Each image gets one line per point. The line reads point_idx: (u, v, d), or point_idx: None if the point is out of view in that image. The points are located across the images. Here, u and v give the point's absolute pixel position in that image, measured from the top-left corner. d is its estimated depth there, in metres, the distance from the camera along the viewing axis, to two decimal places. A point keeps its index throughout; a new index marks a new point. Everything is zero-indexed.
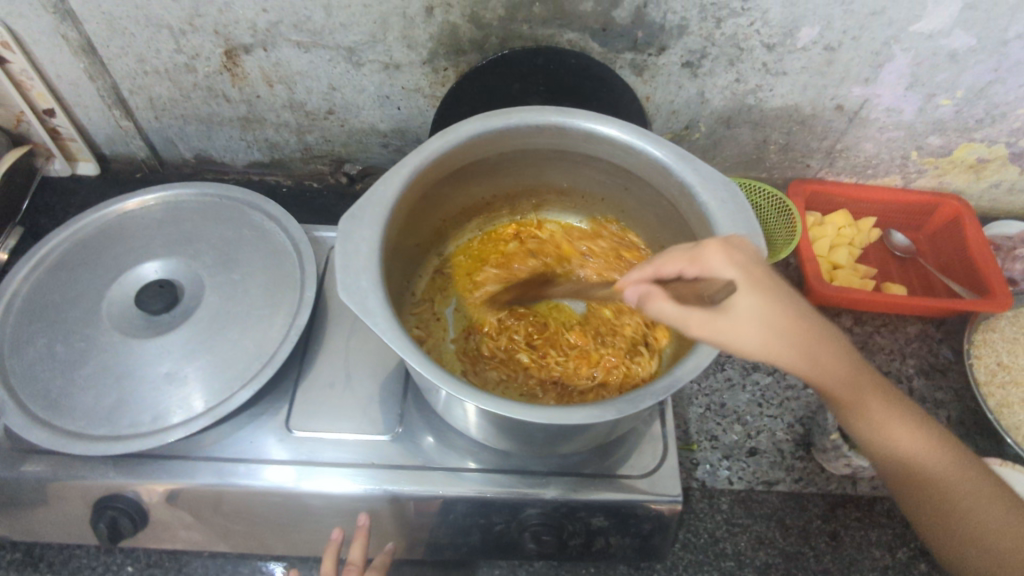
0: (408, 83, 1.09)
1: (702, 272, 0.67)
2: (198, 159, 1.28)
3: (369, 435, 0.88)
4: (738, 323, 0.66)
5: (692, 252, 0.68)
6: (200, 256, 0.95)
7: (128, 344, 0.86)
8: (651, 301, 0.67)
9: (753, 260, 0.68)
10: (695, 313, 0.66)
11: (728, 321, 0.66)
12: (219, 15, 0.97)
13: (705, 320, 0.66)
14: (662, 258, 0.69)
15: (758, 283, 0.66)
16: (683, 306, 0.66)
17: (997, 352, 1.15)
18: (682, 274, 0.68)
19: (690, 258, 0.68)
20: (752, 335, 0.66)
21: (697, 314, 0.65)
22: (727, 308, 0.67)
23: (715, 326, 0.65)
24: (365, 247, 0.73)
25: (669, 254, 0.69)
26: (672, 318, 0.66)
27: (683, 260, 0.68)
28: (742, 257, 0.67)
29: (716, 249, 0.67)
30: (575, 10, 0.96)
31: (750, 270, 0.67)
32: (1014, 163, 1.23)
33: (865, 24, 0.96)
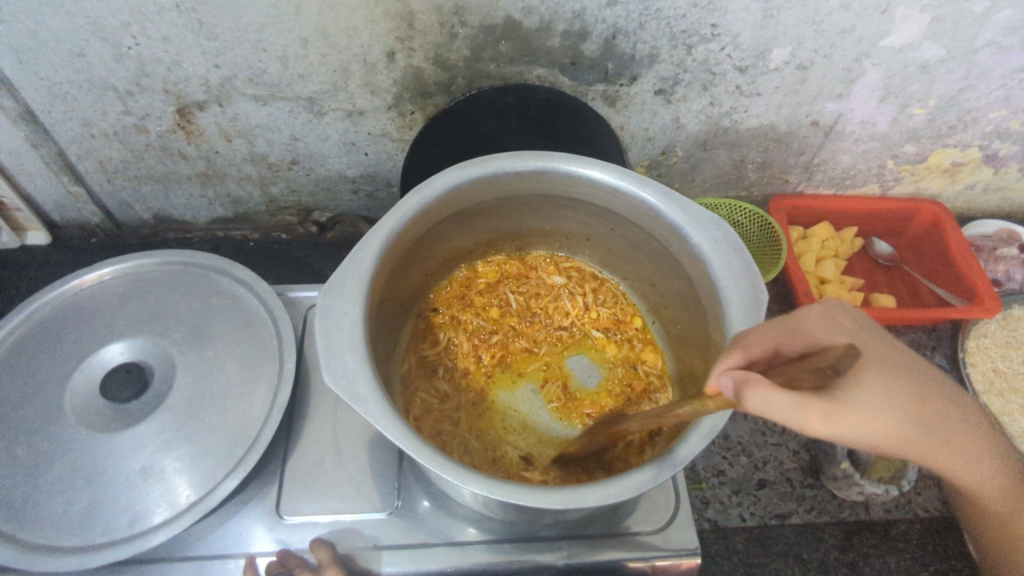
0: (374, 128, 1.04)
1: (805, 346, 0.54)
2: (157, 219, 1.22)
3: (365, 513, 0.83)
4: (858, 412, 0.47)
5: (789, 326, 0.54)
6: (168, 332, 0.89)
7: (95, 439, 0.79)
8: (750, 388, 0.48)
9: (850, 334, 0.54)
10: (818, 404, 0.46)
11: (852, 416, 0.47)
12: (167, 73, 0.92)
13: (824, 414, 0.46)
14: (754, 335, 0.56)
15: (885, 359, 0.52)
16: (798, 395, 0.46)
17: (992, 358, 1.14)
18: (780, 352, 0.54)
19: (788, 332, 0.54)
20: (879, 425, 0.48)
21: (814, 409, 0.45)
22: (849, 393, 0.48)
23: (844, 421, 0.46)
24: (348, 321, 0.68)
25: (760, 330, 0.56)
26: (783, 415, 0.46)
27: (778, 336, 0.54)
28: (847, 326, 0.55)
29: (815, 322, 0.55)
30: (543, 45, 0.93)
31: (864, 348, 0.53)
32: (988, 164, 1.23)
33: (836, 42, 0.95)
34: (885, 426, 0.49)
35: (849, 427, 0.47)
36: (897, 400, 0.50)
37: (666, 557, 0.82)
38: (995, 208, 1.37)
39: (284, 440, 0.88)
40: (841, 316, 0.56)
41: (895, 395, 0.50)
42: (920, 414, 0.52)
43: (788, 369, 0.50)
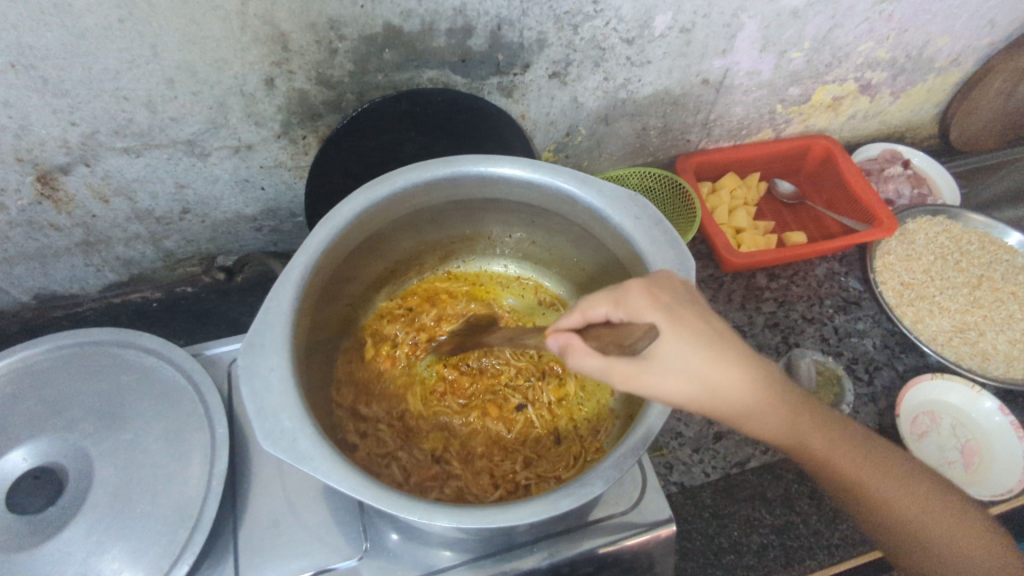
0: (266, 160, 0.98)
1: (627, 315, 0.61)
2: (40, 299, 1.11)
3: (334, 563, 0.78)
4: (670, 372, 0.60)
5: (614, 292, 0.62)
6: (76, 424, 0.80)
7: (11, 560, 0.70)
8: (573, 355, 0.59)
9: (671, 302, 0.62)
10: (621, 369, 0.59)
11: (663, 378, 0.60)
12: (16, 141, 0.82)
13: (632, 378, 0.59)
14: (587, 301, 0.63)
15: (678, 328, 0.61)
16: (607, 356, 0.58)
17: (898, 274, 1.23)
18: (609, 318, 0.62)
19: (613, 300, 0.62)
20: (689, 382, 0.61)
21: (616, 364, 0.58)
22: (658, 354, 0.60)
23: (639, 376, 0.59)
24: (277, 378, 0.63)
25: (592, 298, 0.64)
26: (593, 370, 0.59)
27: (607, 304, 0.62)
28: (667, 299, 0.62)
29: (639, 292, 0.62)
30: (429, 47, 0.89)
31: (672, 317, 0.61)
32: (864, 94, 1.31)
33: (712, 1, 0.96)
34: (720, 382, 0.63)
35: (658, 384, 0.60)
36: (713, 364, 0.62)
37: (642, 533, 0.82)
38: (875, 132, 1.46)
39: (231, 506, 0.81)
40: (657, 287, 0.63)
41: (702, 345, 0.61)
42: (727, 386, 0.63)
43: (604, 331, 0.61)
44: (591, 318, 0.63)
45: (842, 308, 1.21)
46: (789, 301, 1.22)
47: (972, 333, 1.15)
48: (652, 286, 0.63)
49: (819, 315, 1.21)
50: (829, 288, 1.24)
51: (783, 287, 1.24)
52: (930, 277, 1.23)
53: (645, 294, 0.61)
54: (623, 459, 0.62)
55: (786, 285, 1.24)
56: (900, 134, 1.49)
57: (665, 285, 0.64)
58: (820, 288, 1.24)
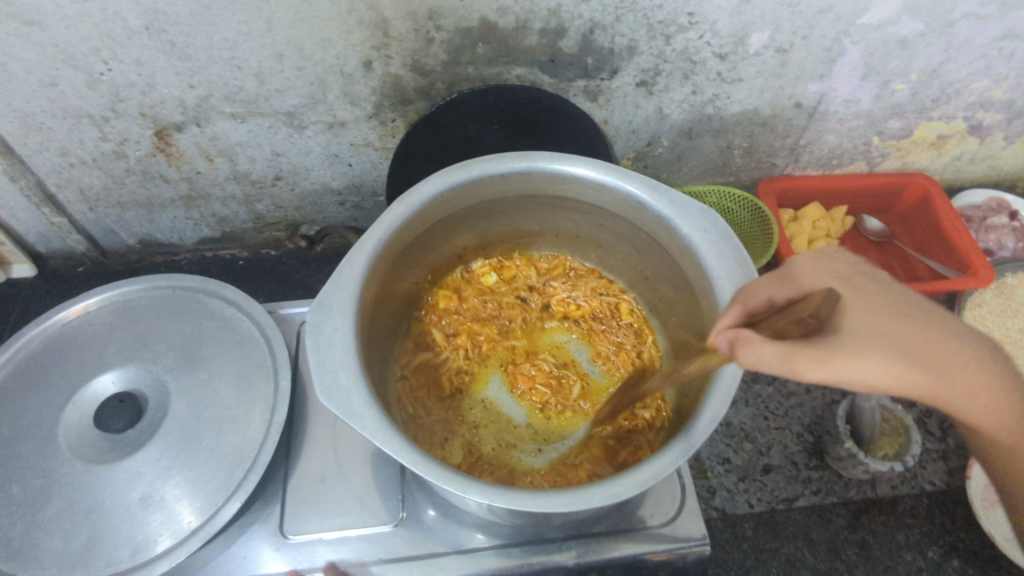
0: (356, 139, 1.03)
1: (796, 293, 0.56)
2: (143, 243, 1.23)
3: (370, 527, 0.81)
4: (855, 352, 0.49)
5: (779, 275, 0.58)
6: (160, 358, 0.86)
7: (92, 471, 0.76)
8: (743, 345, 0.50)
9: (843, 278, 0.57)
10: (809, 351, 0.48)
11: (847, 355, 0.49)
12: (142, 97, 0.91)
13: (814, 354, 0.48)
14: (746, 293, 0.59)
15: (866, 296, 0.56)
16: (787, 342, 0.48)
17: (988, 328, 1.14)
18: (772, 301, 0.58)
19: (778, 279, 0.57)
20: (868, 377, 0.49)
21: (805, 351, 0.48)
22: (843, 328, 0.51)
23: (836, 360, 0.48)
24: (339, 336, 0.67)
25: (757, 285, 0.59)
26: (770, 365, 0.49)
27: (770, 285, 0.58)
28: (843, 267, 0.58)
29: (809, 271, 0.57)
30: (521, 45, 0.92)
31: (851, 289, 0.56)
32: (972, 135, 1.23)
33: (814, 23, 0.94)
34: (887, 373, 0.50)
35: (845, 369, 0.48)
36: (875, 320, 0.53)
37: (677, 548, 0.81)
38: (982, 177, 1.37)
39: (283, 457, 0.86)
40: (828, 262, 0.59)
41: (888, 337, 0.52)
42: (896, 356, 0.51)
43: (777, 320, 0.53)
44: (751, 309, 0.58)
45: None
46: None
47: None
48: (822, 261, 0.59)
49: None
50: None
51: None
52: None
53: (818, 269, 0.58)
54: (657, 465, 0.60)
55: None
56: (1009, 182, 1.39)
57: (839, 269, 0.58)
58: None
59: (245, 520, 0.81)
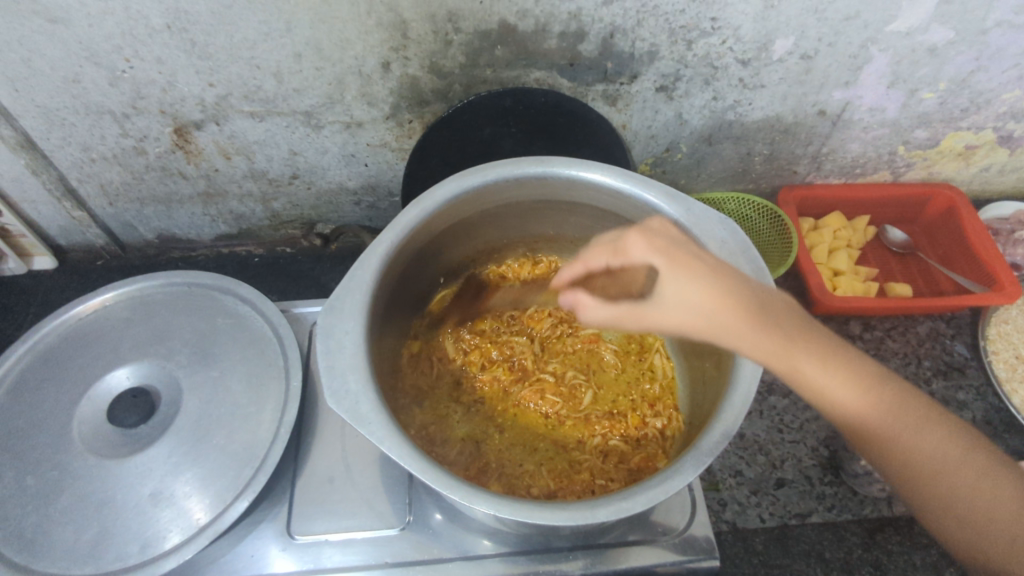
0: (372, 139, 1.03)
1: (623, 260, 0.65)
2: (162, 239, 1.24)
3: (377, 530, 0.81)
4: (661, 313, 0.61)
5: (614, 246, 0.65)
6: (174, 355, 0.87)
7: (104, 466, 0.77)
8: (583, 307, 0.64)
9: (673, 241, 0.63)
10: (625, 308, 0.63)
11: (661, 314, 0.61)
12: (162, 95, 0.92)
13: (631, 313, 0.62)
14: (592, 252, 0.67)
15: (679, 263, 0.61)
16: (612, 305, 0.63)
17: (1013, 345, 1.12)
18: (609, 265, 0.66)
19: (609, 250, 0.66)
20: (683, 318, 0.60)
21: (626, 317, 0.62)
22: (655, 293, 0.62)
23: (641, 316, 0.62)
24: (350, 340, 0.67)
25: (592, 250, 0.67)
26: (606, 320, 0.63)
27: (606, 253, 0.66)
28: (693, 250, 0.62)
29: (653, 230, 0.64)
30: (540, 48, 0.91)
31: (666, 252, 0.62)
32: (1002, 146, 1.20)
33: (841, 29, 0.92)
34: (690, 322, 0.60)
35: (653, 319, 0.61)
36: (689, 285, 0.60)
37: (685, 563, 0.80)
38: (1012, 189, 1.34)
39: (292, 457, 0.86)
40: (666, 228, 0.64)
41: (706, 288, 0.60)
42: (705, 317, 0.60)
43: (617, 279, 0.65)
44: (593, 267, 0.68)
45: (942, 372, 1.12)
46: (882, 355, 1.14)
47: None
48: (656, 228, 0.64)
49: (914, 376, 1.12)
50: (931, 348, 1.15)
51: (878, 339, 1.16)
52: None
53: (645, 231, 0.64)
54: (670, 480, 0.59)
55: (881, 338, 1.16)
56: None
57: (671, 234, 0.63)
58: (919, 348, 1.15)
59: (253, 518, 0.81)
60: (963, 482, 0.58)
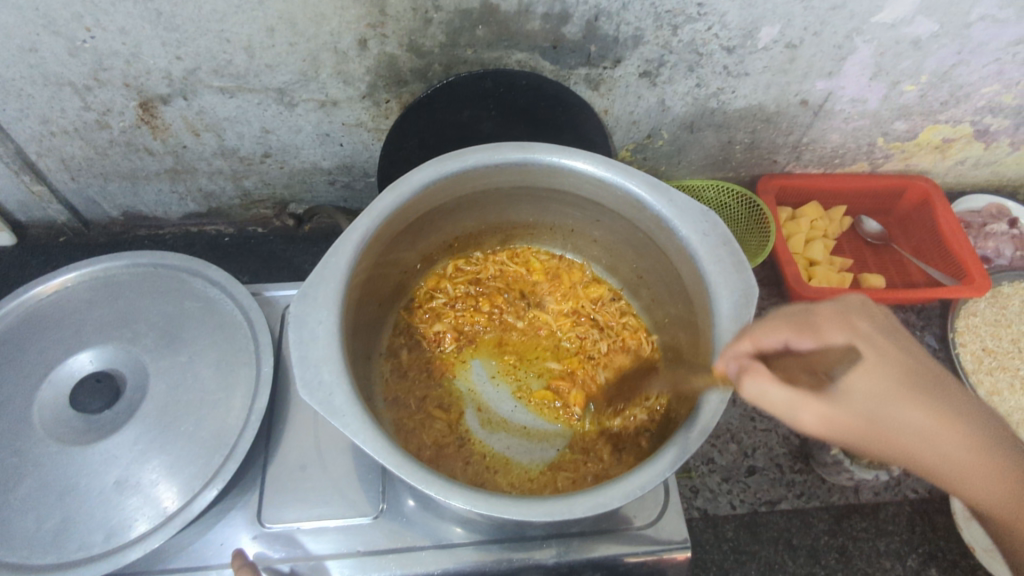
0: (348, 118, 1.00)
1: (812, 344, 0.55)
2: (127, 216, 1.20)
3: (349, 518, 0.80)
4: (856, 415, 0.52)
5: (800, 321, 0.56)
6: (140, 339, 0.84)
7: (66, 453, 0.75)
8: (752, 378, 0.54)
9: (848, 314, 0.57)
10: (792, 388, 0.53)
11: (850, 415, 0.52)
12: (127, 67, 0.87)
13: (818, 411, 0.52)
14: (762, 326, 0.58)
15: (882, 362, 0.54)
16: (790, 389, 0.52)
17: (981, 337, 1.14)
18: (787, 346, 0.56)
19: (801, 328, 0.56)
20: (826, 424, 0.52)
21: (808, 406, 0.52)
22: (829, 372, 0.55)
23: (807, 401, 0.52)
24: (323, 331, 0.65)
25: (773, 322, 0.58)
26: (774, 404, 0.52)
27: (790, 330, 0.56)
28: (864, 325, 0.56)
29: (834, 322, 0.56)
30: (522, 29, 0.88)
31: (872, 350, 0.54)
32: (978, 140, 1.21)
33: (826, 19, 0.91)
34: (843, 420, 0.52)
35: (872, 424, 0.52)
36: (908, 397, 0.53)
37: (657, 551, 0.80)
38: (984, 182, 1.36)
39: (263, 444, 0.84)
40: (854, 316, 0.56)
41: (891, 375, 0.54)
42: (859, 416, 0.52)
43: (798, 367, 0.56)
44: (763, 348, 0.58)
45: None
46: None
47: None
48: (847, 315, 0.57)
49: None
50: None
51: None
52: (1018, 347, 1.14)
53: (841, 319, 0.56)
54: (645, 476, 0.59)
55: None
56: (1010, 188, 1.38)
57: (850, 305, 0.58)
58: None
59: (223, 506, 0.80)
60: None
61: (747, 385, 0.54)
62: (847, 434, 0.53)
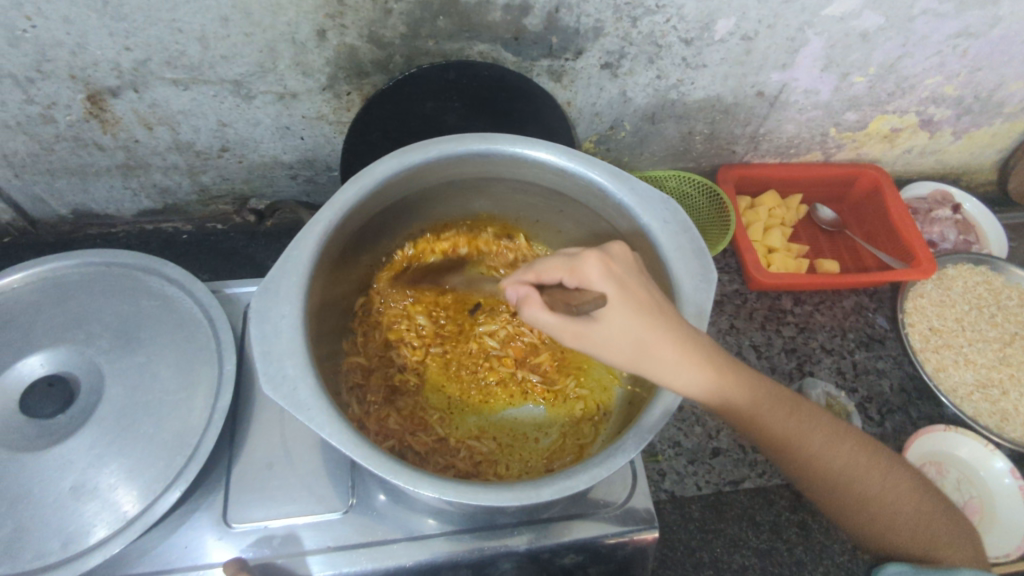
0: (309, 111, 0.99)
1: (579, 283, 0.63)
2: (77, 214, 1.15)
3: (319, 514, 0.80)
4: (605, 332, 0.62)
5: (569, 262, 0.63)
6: (93, 339, 0.81)
7: (17, 460, 0.72)
8: (528, 306, 0.62)
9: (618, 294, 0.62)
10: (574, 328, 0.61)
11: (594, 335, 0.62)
12: (72, 58, 0.84)
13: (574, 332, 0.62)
14: (544, 263, 0.65)
15: (634, 300, 0.62)
16: (561, 314, 0.61)
17: (928, 318, 1.20)
18: (562, 283, 0.64)
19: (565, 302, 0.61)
20: (621, 345, 0.63)
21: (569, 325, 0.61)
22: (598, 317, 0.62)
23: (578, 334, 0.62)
24: (286, 325, 0.64)
25: (548, 261, 0.65)
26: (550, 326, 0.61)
27: (563, 270, 0.63)
28: (619, 271, 0.63)
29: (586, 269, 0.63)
30: (483, 21, 0.88)
31: (621, 285, 0.63)
32: (923, 129, 1.27)
33: (779, 12, 0.93)
34: (632, 343, 0.62)
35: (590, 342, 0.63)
36: (643, 325, 0.62)
37: (625, 534, 0.81)
38: (930, 170, 1.41)
39: (228, 444, 0.83)
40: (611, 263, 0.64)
41: (636, 308, 0.62)
42: (628, 331, 0.62)
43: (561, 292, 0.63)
44: (543, 282, 0.64)
45: (864, 344, 1.19)
46: (810, 328, 1.20)
47: (996, 391, 1.13)
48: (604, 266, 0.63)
49: (838, 348, 1.19)
50: (855, 322, 1.22)
51: (807, 313, 1.21)
52: (962, 326, 1.19)
53: (584, 266, 0.63)
54: (612, 457, 0.60)
55: (810, 312, 1.22)
56: (954, 176, 1.44)
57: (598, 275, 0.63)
58: (844, 321, 1.22)
59: (187, 507, 0.78)
60: (880, 493, 0.73)
61: (524, 311, 0.62)
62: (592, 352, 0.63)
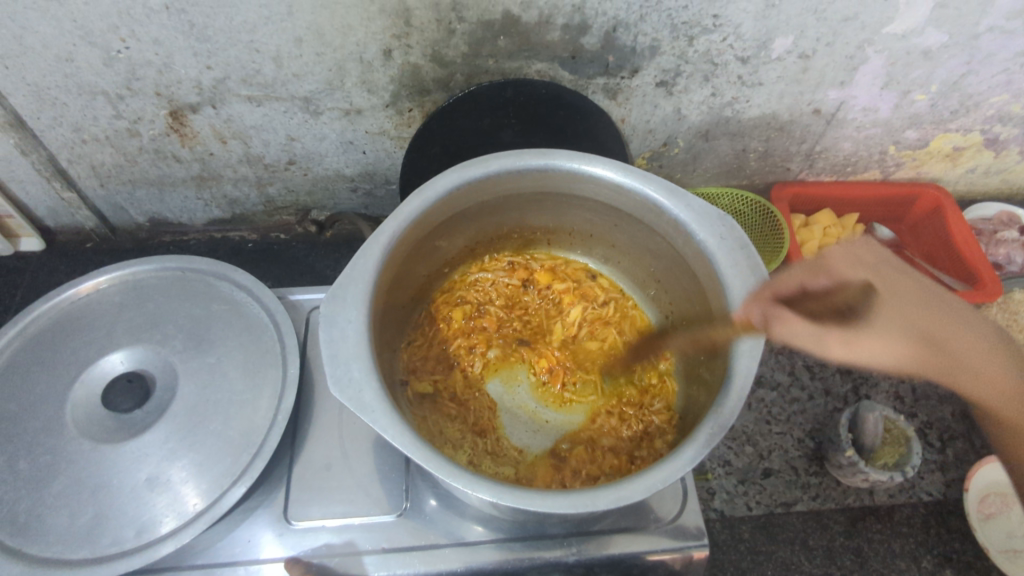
0: (372, 126, 1.03)
1: (831, 281, 0.70)
2: (152, 222, 1.23)
3: (375, 516, 0.82)
4: (869, 340, 0.68)
5: (807, 265, 0.70)
6: (168, 341, 0.86)
7: (98, 451, 0.76)
8: (783, 323, 0.65)
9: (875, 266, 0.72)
10: (835, 331, 0.67)
11: (865, 339, 0.67)
12: (159, 76, 0.90)
13: (845, 337, 0.66)
14: (787, 273, 0.69)
15: (889, 282, 0.72)
16: (815, 326, 0.66)
17: None
18: (803, 288, 0.69)
19: (822, 270, 0.70)
20: (876, 344, 0.68)
21: (825, 331, 0.66)
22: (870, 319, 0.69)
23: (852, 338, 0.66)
24: (353, 330, 0.67)
25: (788, 270, 0.70)
26: (805, 336, 0.66)
27: (803, 272, 0.69)
28: (870, 258, 0.73)
29: (839, 260, 0.71)
30: (542, 40, 0.91)
31: (878, 274, 0.72)
32: (988, 148, 1.23)
33: (838, 30, 0.93)
34: (886, 347, 0.68)
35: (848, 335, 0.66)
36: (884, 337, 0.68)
37: (677, 549, 0.81)
38: (995, 190, 1.37)
39: (289, 444, 0.86)
40: (859, 252, 0.73)
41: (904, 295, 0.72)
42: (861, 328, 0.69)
43: (813, 304, 0.69)
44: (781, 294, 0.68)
45: None
46: None
47: None
48: (852, 251, 0.73)
49: None
50: None
51: None
52: None
53: (850, 261, 0.71)
54: (666, 469, 0.61)
55: None
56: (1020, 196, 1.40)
57: (852, 267, 0.70)
58: None
59: (251, 504, 0.82)
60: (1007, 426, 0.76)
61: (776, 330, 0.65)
62: (860, 357, 0.67)
